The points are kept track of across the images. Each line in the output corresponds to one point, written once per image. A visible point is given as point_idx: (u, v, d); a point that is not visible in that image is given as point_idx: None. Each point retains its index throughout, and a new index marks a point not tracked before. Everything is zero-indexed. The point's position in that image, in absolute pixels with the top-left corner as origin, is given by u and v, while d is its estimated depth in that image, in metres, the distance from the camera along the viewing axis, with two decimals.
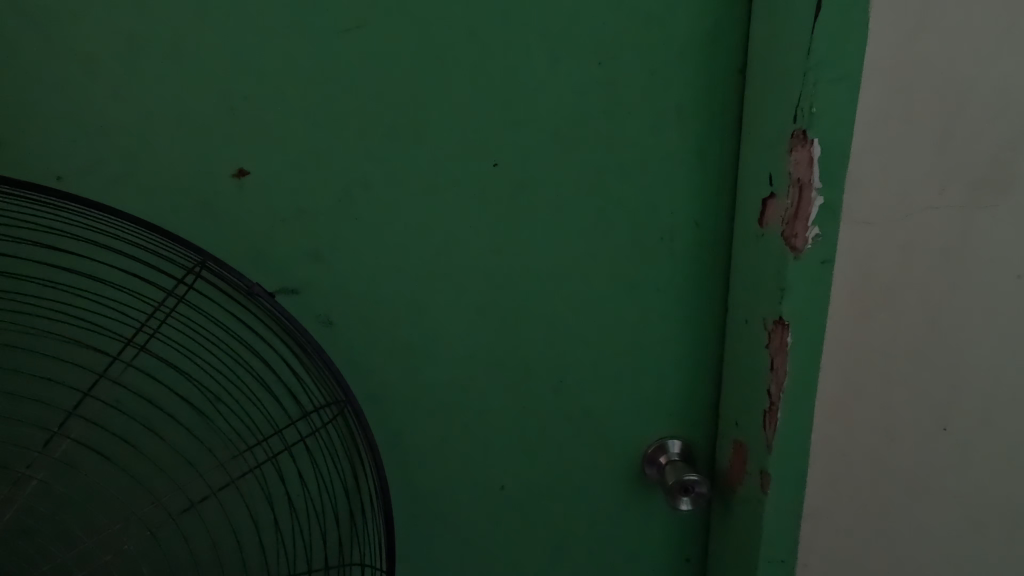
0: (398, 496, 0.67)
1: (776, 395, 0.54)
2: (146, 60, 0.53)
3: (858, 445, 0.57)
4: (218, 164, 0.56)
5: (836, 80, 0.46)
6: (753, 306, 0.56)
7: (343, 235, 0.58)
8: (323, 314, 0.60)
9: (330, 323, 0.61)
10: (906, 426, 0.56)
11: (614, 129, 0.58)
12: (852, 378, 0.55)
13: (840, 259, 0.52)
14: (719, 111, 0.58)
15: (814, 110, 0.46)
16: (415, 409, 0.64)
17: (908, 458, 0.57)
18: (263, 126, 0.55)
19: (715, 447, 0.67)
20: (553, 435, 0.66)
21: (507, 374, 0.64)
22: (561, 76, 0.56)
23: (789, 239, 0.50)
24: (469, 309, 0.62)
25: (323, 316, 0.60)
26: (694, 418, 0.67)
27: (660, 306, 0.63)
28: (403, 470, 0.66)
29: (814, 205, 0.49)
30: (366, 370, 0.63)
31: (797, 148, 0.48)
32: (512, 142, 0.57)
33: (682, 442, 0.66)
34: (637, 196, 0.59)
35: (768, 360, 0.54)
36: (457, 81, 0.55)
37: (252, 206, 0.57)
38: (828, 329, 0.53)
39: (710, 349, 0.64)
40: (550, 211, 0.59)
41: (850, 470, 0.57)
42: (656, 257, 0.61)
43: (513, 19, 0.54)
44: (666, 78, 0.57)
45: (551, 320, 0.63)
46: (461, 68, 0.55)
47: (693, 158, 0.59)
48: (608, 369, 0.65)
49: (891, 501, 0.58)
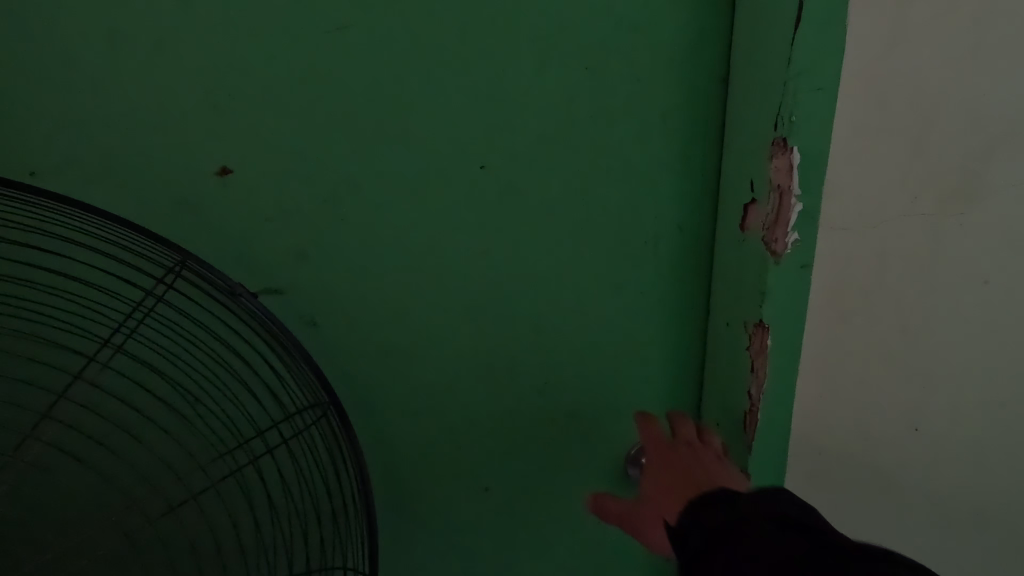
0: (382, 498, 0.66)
1: (755, 395, 0.55)
2: (126, 55, 0.52)
3: (835, 443, 0.58)
4: (201, 162, 0.55)
5: (814, 91, 0.47)
6: (734, 309, 0.57)
7: (329, 235, 0.58)
8: (307, 315, 0.60)
9: (314, 324, 0.60)
10: (881, 425, 0.58)
11: (601, 134, 0.58)
12: (828, 379, 0.56)
13: (817, 264, 0.53)
14: (703, 117, 0.59)
15: (794, 120, 0.48)
16: (401, 410, 0.64)
17: (883, 457, 0.58)
18: (249, 124, 0.54)
19: None
20: (539, 436, 0.67)
21: (493, 376, 0.64)
22: (550, 80, 0.56)
23: (770, 243, 0.52)
24: (456, 310, 0.62)
25: (307, 317, 0.60)
26: None
27: (644, 308, 0.64)
28: (387, 472, 0.66)
29: (794, 211, 0.50)
30: (351, 372, 0.62)
31: (778, 155, 0.50)
32: (500, 144, 0.57)
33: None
34: (623, 200, 0.60)
35: (749, 363, 0.55)
36: (447, 83, 0.55)
37: (236, 205, 0.56)
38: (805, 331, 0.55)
39: (692, 349, 0.66)
40: (538, 214, 0.60)
41: (826, 467, 0.59)
42: (640, 260, 0.62)
43: (503, 23, 0.54)
44: (653, 84, 0.57)
45: (536, 322, 0.63)
46: (451, 71, 0.55)
47: (677, 163, 0.60)
48: (593, 370, 0.65)
49: (865, 498, 0.60)
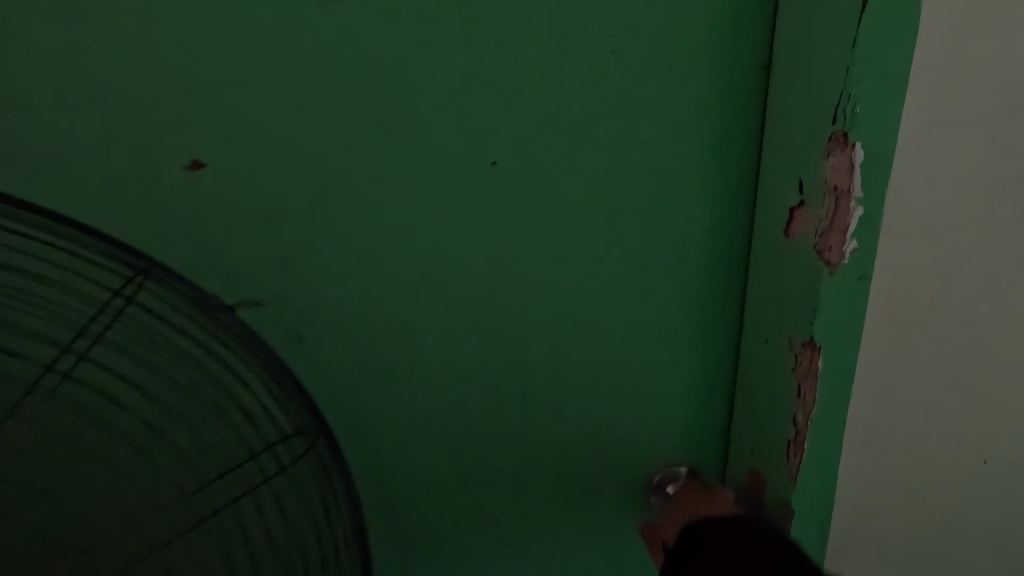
0: (379, 533, 0.60)
1: (802, 424, 0.49)
2: (75, 29, 0.45)
3: (889, 465, 0.55)
4: (168, 154, 0.48)
5: (880, 80, 0.41)
6: (776, 326, 0.51)
7: (318, 240, 0.51)
8: (293, 330, 0.53)
9: (301, 340, 0.53)
10: (937, 443, 0.54)
11: (626, 128, 0.52)
12: (885, 398, 0.52)
13: (881, 276, 0.49)
14: (739, 110, 0.52)
15: (857, 112, 0.42)
16: (400, 437, 0.57)
17: (937, 475, 0.55)
18: (222, 111, 0.47)
19: (724, 474, 0.62)
20: (552, 464, 0.60)
21: (501, 397, 0.58)
22: (569, 66, 0.49)
23: (822, 253, 0.45)
24: (462, 325, 0.55)
25: (292, 332, 0.53)
26: (703, 443, 0.62)
27: (670, 322, 0.57)
28: (384, 502, 0.59)
29: (851, 217, 0.44)
30: (342, 394, 0.55)
31: (836, 153, 0.43)
32: (513, 139, 0.50)
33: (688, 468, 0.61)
34: (649, 203, 0.54)
35: (794, 386, 0.49)
36: (452, 67, 0.48)
37: (209, 204, 0.49)
38: (865, 349, 0.51)
39: (722, 368, 0.59)
40: (554, 218, 0.53)
41: (880, 491, 0.55)
42: (667, 269, 0.56)
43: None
44: (685, 72, 0.51)
45: (551, 337, 0.57)
46: (457, 53, 0.48)
47: (710, 162, 0.53)
48: (612, 390, 0.59)
49: (919, 518, 0.57)
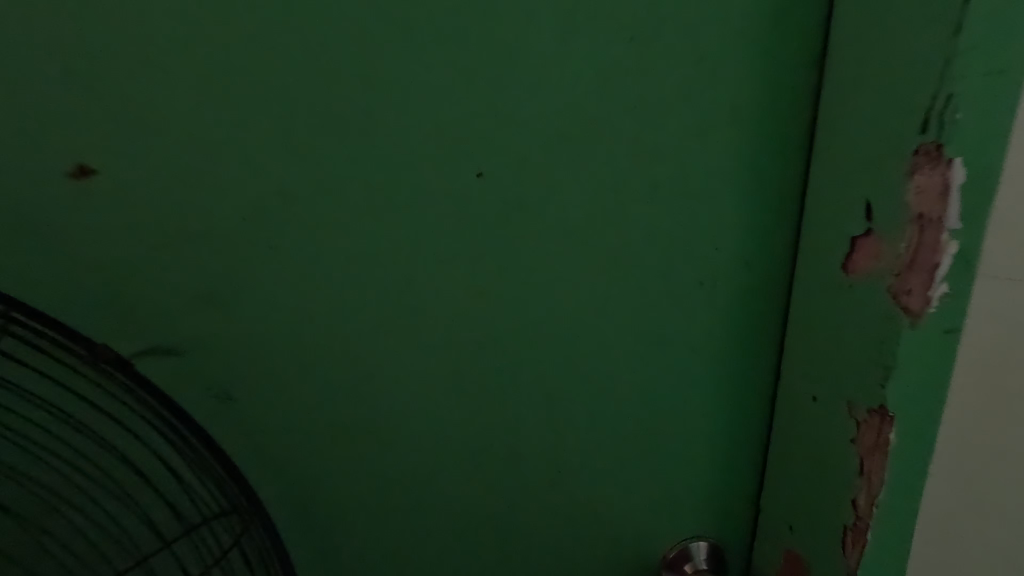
0: None
1: (864, 510, 0.39)
2: None
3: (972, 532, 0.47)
4: (52, 159, 0.38)
5: (985, 76, 0.32)
6: (829, 383, 0.41)
7: (253, 271, 0.41)
8: (220, 388, 0.43)
9: (229, 398, 0.43)
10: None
11: (645, 136, 0.41)
12: (973, 457, 0.45)
13: (974, 315, 0.41)
14: (786, 115, 0.42)
15: (959, 116, 0.32)
16: (359, 511, 0.47)
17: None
18: (126, 107, 0.38)
19: (752, 547, 0.52)
20: (547, 541, 0.50)
21: (485, 462, 0.47)
22: (573, 56, 0.39)
23: (900, 298, 0.36)
24: (437, 370, 0.44)
25: (221, 391, 0.43)
26: (728, 515, 0.51)
27: (693, 374, 0.47)
28: None
29: (942, 251, 0.35)
30: (284, 461, 0.45)
31: (923, 169, 0.34)
32: (499, 147, 0.40)
33: (707, 543, 0.50)
34: (670, 221, 0.43)
35: (856, 461, 0.40)
36: (421, 57, 0.38)
37: (108, 224, 0.40)
38: (951, 401, 0.43)
39: (753, 429, 0.49)
40: (553, 246, 0.43)
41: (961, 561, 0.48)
42: (691, 312, 0.45)
43: None
44: (721, 67, 0.40)
45: (547, 391, 0.46)
46: (430, 40, 0.38)
47: (746, 179, 0.43)
48: (620, 455, 0.48)
49: None
